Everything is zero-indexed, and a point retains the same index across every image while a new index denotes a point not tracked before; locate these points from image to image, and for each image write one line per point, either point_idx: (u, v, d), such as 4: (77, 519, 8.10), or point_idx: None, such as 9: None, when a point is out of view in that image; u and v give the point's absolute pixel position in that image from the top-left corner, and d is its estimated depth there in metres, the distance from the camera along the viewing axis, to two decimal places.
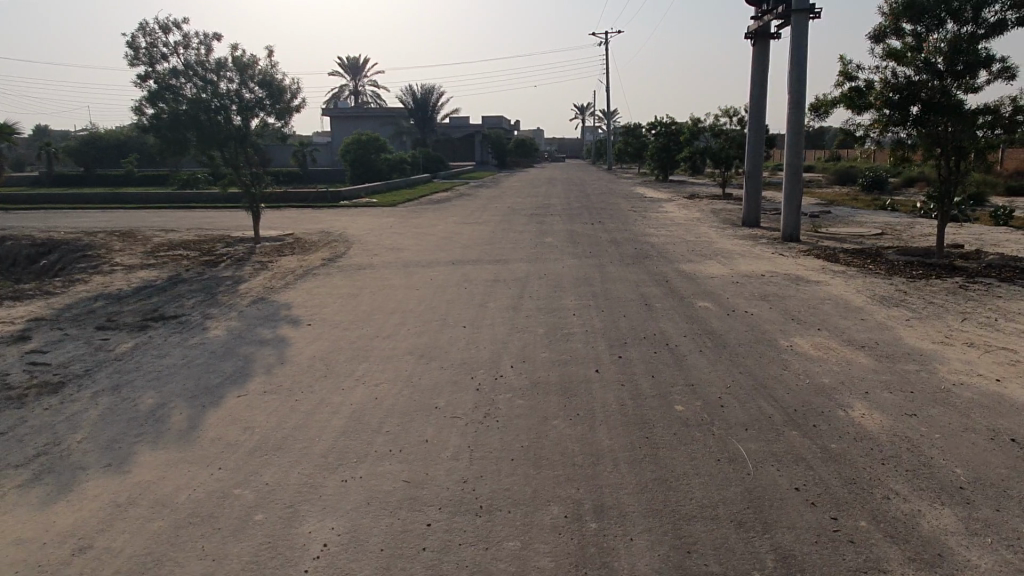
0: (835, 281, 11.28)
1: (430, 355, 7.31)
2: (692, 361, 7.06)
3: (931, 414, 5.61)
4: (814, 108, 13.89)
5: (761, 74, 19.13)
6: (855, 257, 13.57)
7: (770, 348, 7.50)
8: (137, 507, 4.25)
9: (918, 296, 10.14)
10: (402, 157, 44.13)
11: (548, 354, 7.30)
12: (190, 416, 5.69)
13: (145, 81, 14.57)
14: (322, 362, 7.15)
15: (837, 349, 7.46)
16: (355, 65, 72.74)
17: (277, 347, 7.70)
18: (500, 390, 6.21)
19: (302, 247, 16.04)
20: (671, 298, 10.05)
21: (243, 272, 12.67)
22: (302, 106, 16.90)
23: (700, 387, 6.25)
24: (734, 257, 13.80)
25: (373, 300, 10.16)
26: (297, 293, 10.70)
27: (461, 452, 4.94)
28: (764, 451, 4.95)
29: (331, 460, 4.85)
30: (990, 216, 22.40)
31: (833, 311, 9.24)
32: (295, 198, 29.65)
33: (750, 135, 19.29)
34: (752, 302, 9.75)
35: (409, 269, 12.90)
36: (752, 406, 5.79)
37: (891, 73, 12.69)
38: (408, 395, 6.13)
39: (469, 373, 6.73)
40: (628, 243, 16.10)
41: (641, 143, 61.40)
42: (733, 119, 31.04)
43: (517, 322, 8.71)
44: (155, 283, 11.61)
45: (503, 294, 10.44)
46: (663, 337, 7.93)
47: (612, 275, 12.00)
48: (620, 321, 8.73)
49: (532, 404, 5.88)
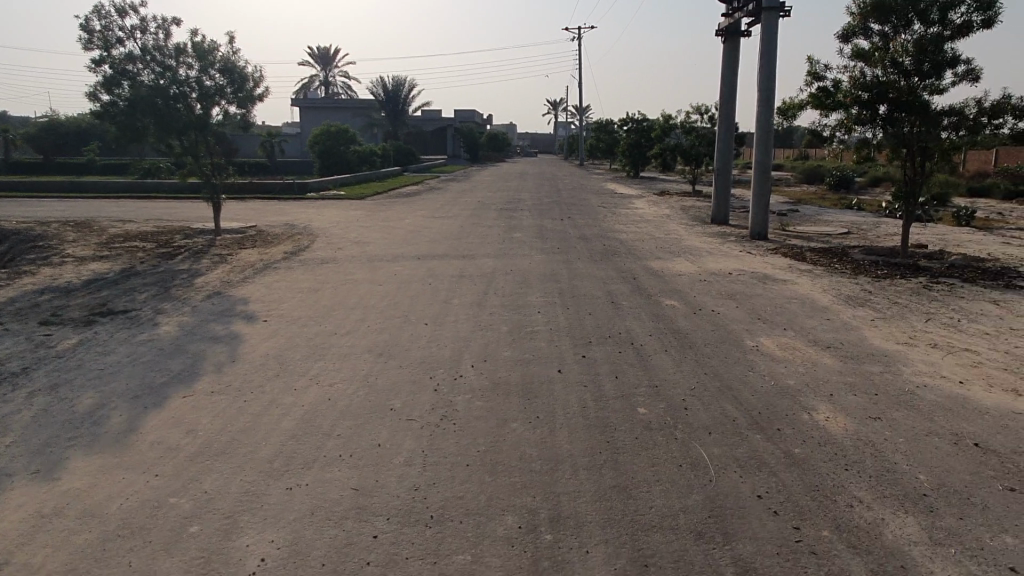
0: (802, 280, 11.28)
1: (389, 353, 7.08)
2: (657, 361, 6.94)
3: (895, 417, 5.55)
4: (782, 107, 13.88)
5: (731, 72, 19.11)
6: (821, 256, 13.62)
7: (736, 348, 7.40)
8: (63, 517, 3.98)
9: (883, 296, 10.16)
10: (372, 149, 43.58)
11: (511, 353, 7.11)
12: (131, 417, 5.41)
13: (100, 66, 14.06)
14: (275, 360, 6.87)
15: (803, 349, 7.39)
16: (325, 54, 71.75)
17: (230, 344, 7.41)
18: (459, 391, 6.00)
19: (265, 239, 15.66)
20: (638, 295, 9.93)
21: (200, 265, 12.29)
22: (266, 95, 16.47)
23: (664, 389, 6.12)
24: (702, 255, 13.77)
25: (333, 295, 9.88)
26: (256, 288, 10.38)
27: (414, 457, 4.73)
28: (727, 456, 4.82)
29: (277, 465, 4.61)
30: (952, 216, 22.78)
31: (800, 310, 9.20)
32: (261, 189, 29.06)
33: (721, 132, 19.28)
34: (719, 301, 9.69)
35: (374, 264, 12.61)
36: (715, 409, 5.66)
37: (860, 73, 12.70)
38: (364, 395, 5.90)
39: (428, 372, 6.52)
40: (597, 239, 15.99)
41: (613, 140, 61.51)
42: (704, 116, 31.15)
43: (480, 319, 8.51)
44: (106, 276, 11.18)
45: (468, 291, 10.24)
46: (629, 336, 7.81)
47: (580, 272, 11.85)
48: (585, 319, 8.57)
49: (492, 405, 5.70)
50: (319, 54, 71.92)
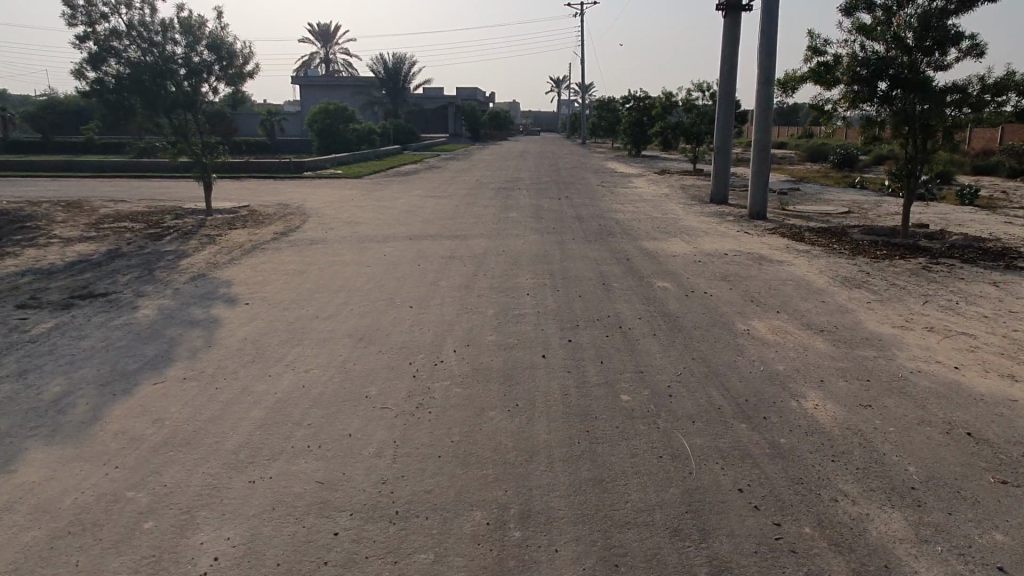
0: (799, 261, 11.05)
1: (370, 338, 6.90)
2: (645, 345, 6.76)
3: (886, 405, 5.37)
4: (782, 82, 13.57)
5: (732, 47, 18.72)
6: (821, 235, 13.39)
7: (725, 332, 7.21)
8: (14, 514, 3.84)
9: (880, 277, 9.94)
10: (371, 128, 43.14)
11: (494, 337, 6.93)
12: (97, 406, 5.26)
13: (84, 42, 13.74)
14: (252, 345, 6.70)
15: (794, 333, 7.21)
16: (324, 31, 70.96)
17: (207, 329, 7.24)
18: (438, 377, 5.83)
19: (256, 220, 15.44)
20: (631, 277, 9.72)
21: (187, 246, 12.10)
22: (255, 72, 16.20)
23: (650, 375, 5.94)
24: (698, 235, 13.55)
25: (319, 277, 9.70)
26: (241, 270, 10.20)
27: (385, 448, 4.57)
28: (709, 446, 4.65)
29: (242, 457, 4.45)
30: (955, 195, 22.45)
31: (794, 293, 8.99)
32: (257, 168, 28.78)
33: (721, 109, 18.92)
34: (713, 283, 9.48)
35: (364, 244, 12.41)
36: (701, 396, 5.48)
37: (861, 48, 12.38)
38: (339, 383, 5.74)
39: (408, 357, 6.34)
40: (593, 219, 15.75)
41: (615, 118, 60.97)
42: (705, 93, 30.71)
43: (466, 302, 8.32)
44: (92, 257, 11.01)
45: (457, 272, 10.04)
46: (617, 319, 7.62)
47: (573, 252, 11.64)
48: (574, 302, 8.38)
49: (470, 392, 5.53)
50: (318, 32, 71.16)
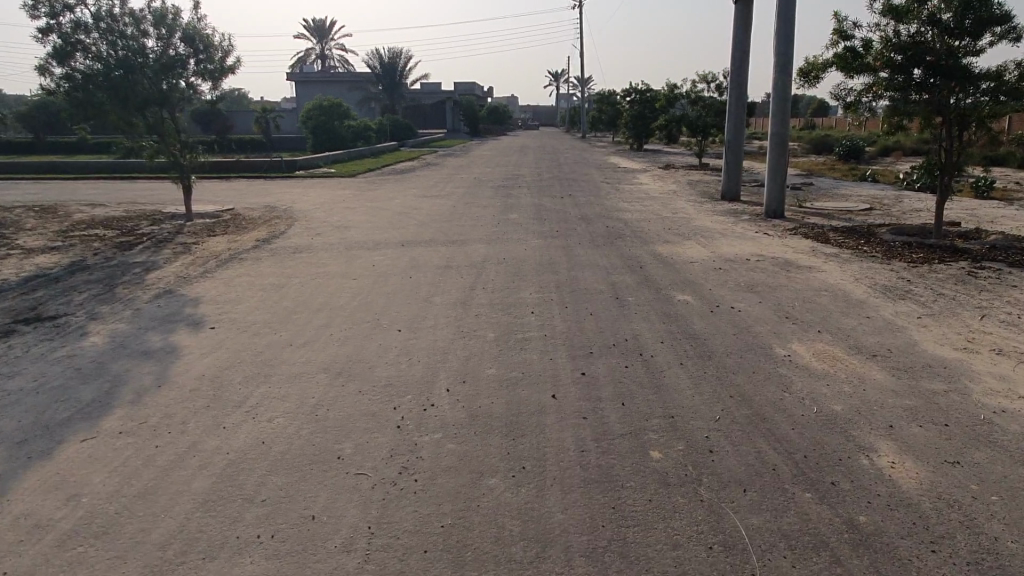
0: (830, 267, 10.04)
1: (348, 373, 5.88)
2: (672, 379, 5.74)
3: (978, 461, 4.36)
4: (804, 70, 12.50)
5: (743, 36, 17.69)
6: (847, 236, 12.37)
7: (764, 360, 6.20)
8: None
9: (923, 286, 8.93)
10: (366, 124, 41.94)
11: (495, 370, 5.92)
12: (4, 474, 4.26)
13: (47, 35, 12.70)
14: (209, 383, 5.70)
15: (844, 360, 6.19)
16: (319, 27, 69.86)
17: (161, 361, 6.24)
18: (427, 429, 4.81)
19: (238, 225, 14.44)
20: (646, 289, 8.69)
21: (159, 256, 11.11)
22: (236, 66, 15.23)
23: (682, 421, 4.92)
24: (714, 236, 12.54)
25: (299, 293, 8.70)
26: (214, 285, 9.19)
27: (357, 537, 3.58)
28: (771, 529, 3.64)
29: (168, 556, 3.45)
30: (972, 188, 21.40)
31: (832, 306, 7.96)
32: (247, 168, 27.76)
33: (733, 100, 17.82)
34: (738, 295, 8.47)
35: (352, 252, 11.40)
36: (749, 452, 4.46)
37: (893, 31, 11.32)
38: (307, 436, 4.72)
39: (392, 400, 5.32)
40: (600, 220, 14.74)
41: (616, 112, 59.83)
42: (711, 85, 29.60)
43: (463, 323, 7.29)
44: (52, 272, 10.02)
45: (453, 286, 9.01)
46: (636, 344, 6.60)
47: (581, 259, 10.61)
48: (585, 321, 7.36)
49: (466, 449, 4.52)
50: (313, 28, 70.04)
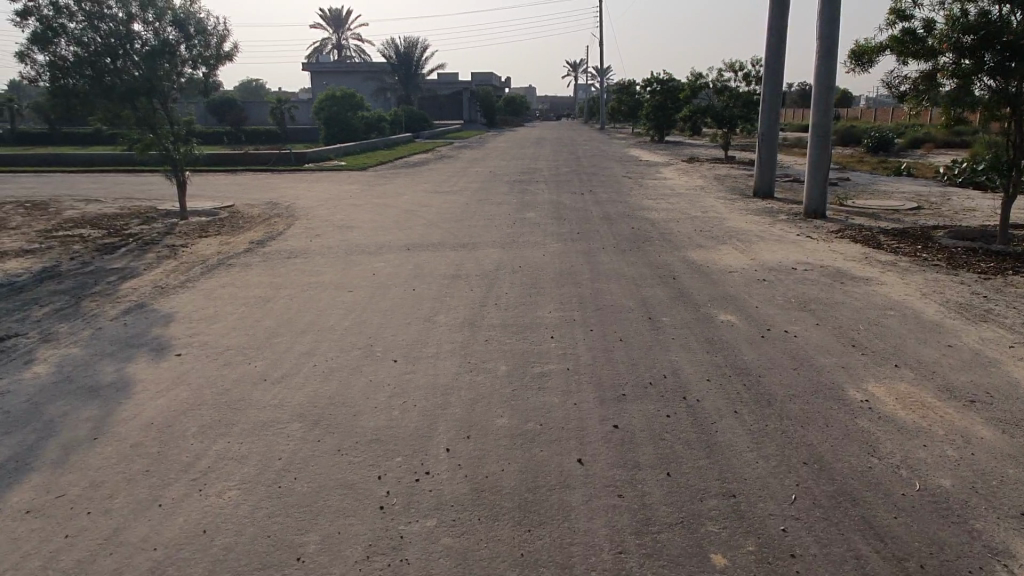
0: (889, 278, 8.84)
1: (328, 423, 4.79)
2: (728, 435, 4.60)
3: None
4: (856, 54, 11.21)
5: (779, 20, 16.39)
6: (901, 241, 11.14)
7: (837, 407, 5.04)
8: None
9: (1004, 304, 7.69)
10: (379, 115, 40.81)
11: (508, 420, 4.81)
12: None
13: (26, 19, 11.73)
14: (156, 435, 4.63)
15: (936, 408, 5.02)
16: (337, 16, 68.75)
17: (108, 400, 5.20)
18: (419, 512, 3.72)
19: (234, 224, 13.46)
20: (683, 307, 7.54)
21: (140, 262, 10.10)
22: (233, 54, 14.31)
23: (749, 503, 3.80)
24: (752, 240, 11.36)
25: (286, 309, 7.65)
26: (192, 297, 8.15)
27: None
28: None
29: None
30: None
31: (903, 330, 6.79)
32: (254, 160, 26.75)
33: (767, 89, 16.52)
34: (790, 314, 7.31)
35: (352, 257, 10.35)
36: (844, 559, 3.33)
37: (960, 10, 10.02)
38: (264, 521, 3.64)
39: (376, 465, 4.22)
40: (623, 220, 13.58)
41: (636, 103, 58.21)
42: (738, 74, 28.13)
43: (471, 352, 6.19)
44: (18, 279, 9.02)
45: (460, 301, 7.90)
46: (677, 384, 5.45)
47: (606, 267, 9.45)
48: (615, 349, 6.22)
49: (466, 548, 3.41)
50: (330, 18, 69.01)
